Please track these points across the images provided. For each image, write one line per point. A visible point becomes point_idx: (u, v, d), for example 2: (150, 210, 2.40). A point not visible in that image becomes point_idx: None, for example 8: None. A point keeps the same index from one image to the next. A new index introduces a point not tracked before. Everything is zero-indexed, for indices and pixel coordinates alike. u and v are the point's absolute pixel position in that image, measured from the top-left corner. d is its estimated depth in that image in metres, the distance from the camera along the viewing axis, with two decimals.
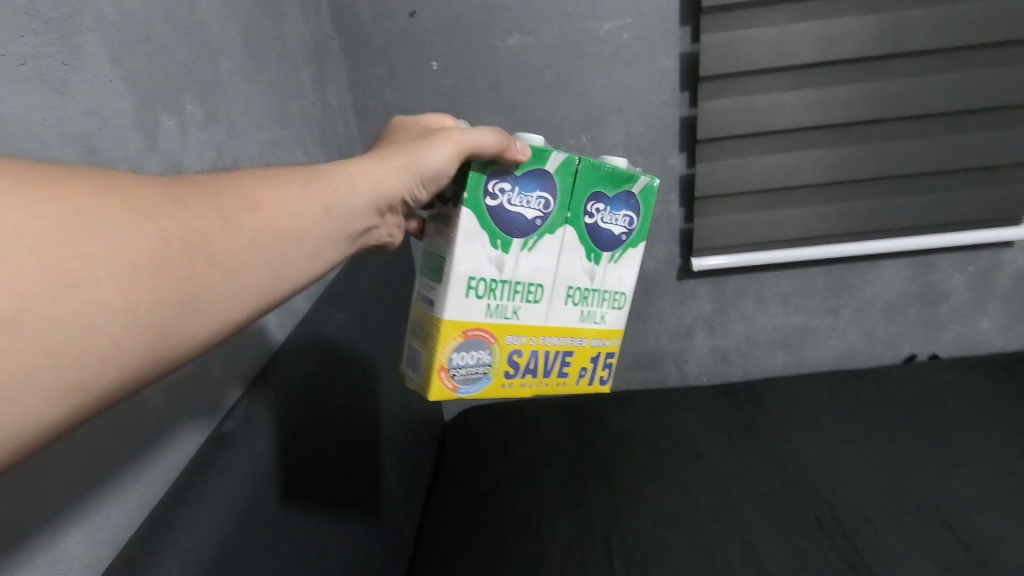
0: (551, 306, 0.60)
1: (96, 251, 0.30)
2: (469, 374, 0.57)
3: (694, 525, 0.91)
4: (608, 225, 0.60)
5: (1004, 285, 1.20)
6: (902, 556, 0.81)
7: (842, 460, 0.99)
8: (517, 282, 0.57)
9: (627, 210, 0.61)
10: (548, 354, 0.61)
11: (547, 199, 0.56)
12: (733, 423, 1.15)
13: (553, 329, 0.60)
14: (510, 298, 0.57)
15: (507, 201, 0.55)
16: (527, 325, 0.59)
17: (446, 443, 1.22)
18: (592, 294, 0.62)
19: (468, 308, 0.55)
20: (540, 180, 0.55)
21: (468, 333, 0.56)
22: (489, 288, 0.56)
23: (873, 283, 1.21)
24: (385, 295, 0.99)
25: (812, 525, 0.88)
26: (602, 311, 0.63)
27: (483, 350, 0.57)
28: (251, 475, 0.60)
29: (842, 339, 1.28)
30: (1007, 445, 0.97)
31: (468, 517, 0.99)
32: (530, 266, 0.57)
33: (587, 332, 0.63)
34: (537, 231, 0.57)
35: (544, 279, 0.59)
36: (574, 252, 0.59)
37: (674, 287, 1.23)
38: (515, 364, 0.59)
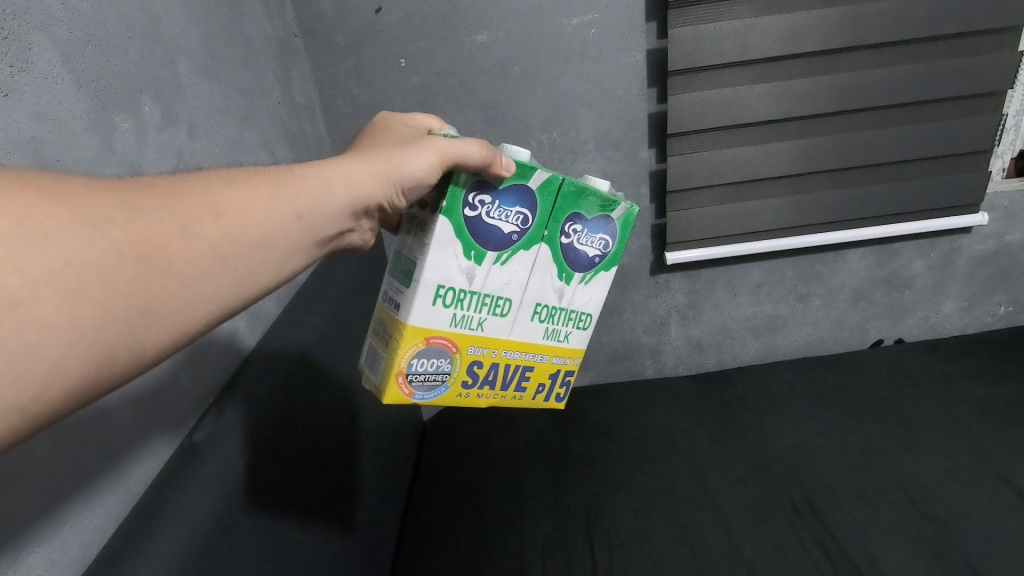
0: (516, 321, 0.60)
1: (38, 268, 0.29)
2: (426, 380, 0.57)
3: (673, 515, 0.92)
4: (584, 247, 0.60)
5: (964, 269, 1.24)
6: (872, 533, 0.83)
7: (814, 444, 1.01)
8: (485, 294, 0.57)
9: (603, 234, 0.61)
10: (509, 368, 0.61)
11: (525, 217, 0.56)
12: (709, 413, 1.16)
13: (516, 343, 0.60)
14: (477, 310, 0.57)
15: (486, 213, 0.54)
16: (490, 338, 0.59)
17: (425, 444, 1.20)
18: (559, 314, 0.62)
19: (433, 315, 0.54)
20: (521, 198, 0.55)
21: (429, 340, 0.55)
22: (456, 297, 0.55)
23: (840, 271, 1.24)
24: (359, 297, 0.97)
25: (787, 508, 0.89)
26: (567, 330, 0.64)
27: (443, 358, 0.57)
28: (219, 487, 0.58)
29: (811, 326, 1.30)
30: (970, 423, 1.00)
31: (448, 518, 0.98)
32: (501, 280, 0.57)
33: (549, 349, 0.63)
34: (513, 245, 0.56)
35: (513, 294, 0.58)
36: (547, 270, 0.59)
37: (648, 280, 1.25)
38: (474, 375, 0.59)
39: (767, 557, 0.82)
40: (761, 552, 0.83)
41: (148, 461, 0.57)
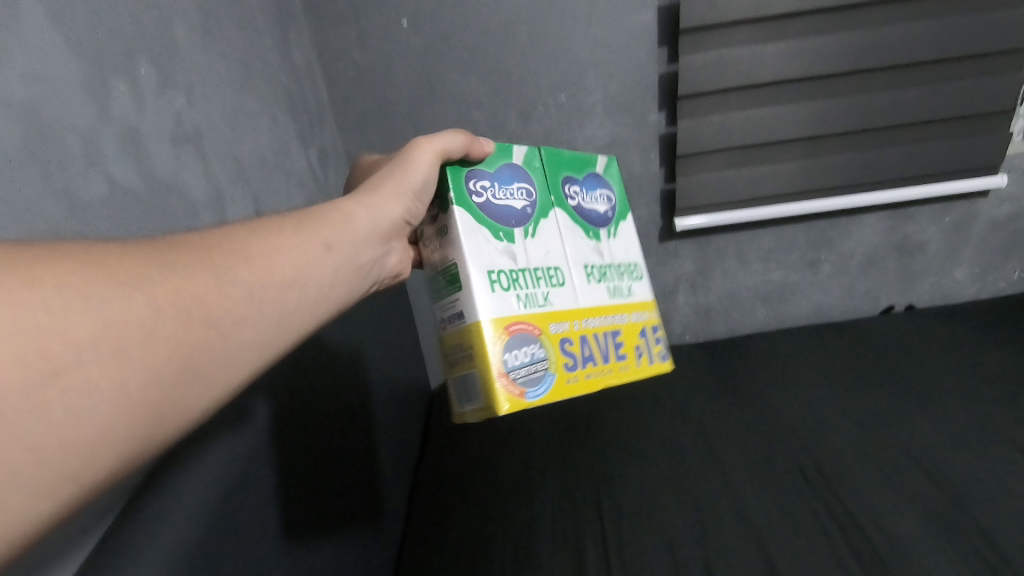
0: (577, 288, 0.58)
1: (81, 332, 0.28)
2: (531, 375, 0.52)
3: (679, 482, 0.92)
4: (591, 205, 0.63)
5: (979, 233, 1.22)
6: (878, 496, 0.83)
7: (823, 412, 1.01)
8: (535, 268, 0.55)
9: (601, 189, 0.64)
10: (597, 336, 0.57)
11: (528, 190, 0.57)
12: (715, 383, 1.16)
13: (591, 313, 0.58)
14: (538, 288, 0.54)
15: (492, 196, 0.54)
16: (564, 312, 0.55)
17: (432, 424, 1.21)
18: (610, 270, 0.62)
19: (503, 303, 0.51)
20: (512, 177, 0.56)
21: (510, 330, 0.51)
22: (513, 279, 0.53)
23: (852, 237, 1.22)
24: None
25: (794, 474, 0.90)
26: (626, 283, 0.63)
27: (533, 345, 0.52)
28: (231, 457, 0.58)
29: (822, 294, 1.29)
30: (984, 389, 0.98)
31: (458, 490, 1.00)
32: (540, 252, 0.56)
33: (623, 307, 0.61)
34: (530, 217, 0.56)
35: (558, 263, 0.57)
36: (575, 236, 0.59)
37: (656, 249, 1.23)
38: (570, 354, 0.55)
39: (772, 522, 0.82)
40: (767, 518, 0.83)
41: None
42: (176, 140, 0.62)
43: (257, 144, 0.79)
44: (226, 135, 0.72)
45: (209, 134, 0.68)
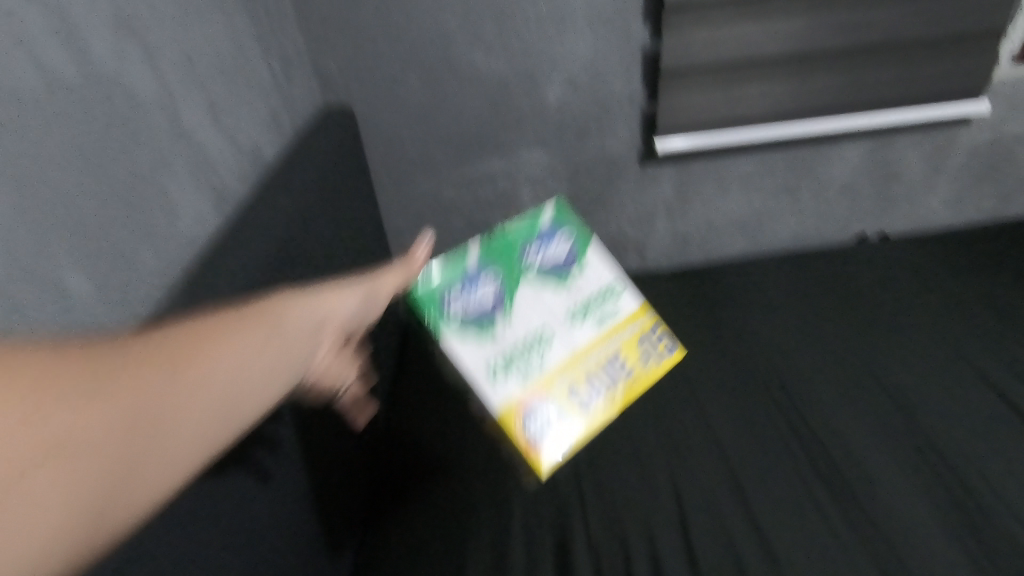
0: (560, 327, 0.83)
1: (26, 446, 0.31)
2: (539, 434, 0.81)
3: (651, 398, 0.95)
4: (551, 257, 0.85)
5: (956, 159, 1.23)
6: (837, 408, 0.89)
7: (791, 332, 1.05)
8: (522, 328, 0.79)
9: (553, 249, 0.85)
10: (587, 363, 0.81)
11: (495, 284, 0.81)
12: (689, 304, 1.16)
13: (580, 351, 0.85)
14: (529, 362, 0.82)
15: (468, 294, 0.79)
16: (552, 369, 0.83)
17: (410, 332, 1.20)
18: (593, 310, 0.86)
19: (506, 396, 0.80)
20: (478, 276, 0.80)
21: (518, 405, 0.80)
22: (504, 365, 0.80)
23: (832, 163, 1.21)
24: (332, 181, 0.92)
25: (761, 389, 0.94)
26: (599, 300, 0.87)
27: (537, 396, 0.77)
28: None
29: (798, 220, 1.29)
30: (946, 314, 1.03)
31: (434, 409, 1.00)
32: (520, 321, 0.79)
33: (600, 327, 0.85)
34: (506, 311, 0.82)
35: (541, 320, 0.81)
36: (553, 297, 0.85)
37: (636, 173, 1.20)
38: (565, 384, 0.76)
39: (738, 435, 0.87)
40: (734, 431, 0.88)
41: None
42: (116, 30, 0.56)
43: (208, 42, 0.73)
44: (173, 29, 0.66)
45: (153, 26, 0.62)
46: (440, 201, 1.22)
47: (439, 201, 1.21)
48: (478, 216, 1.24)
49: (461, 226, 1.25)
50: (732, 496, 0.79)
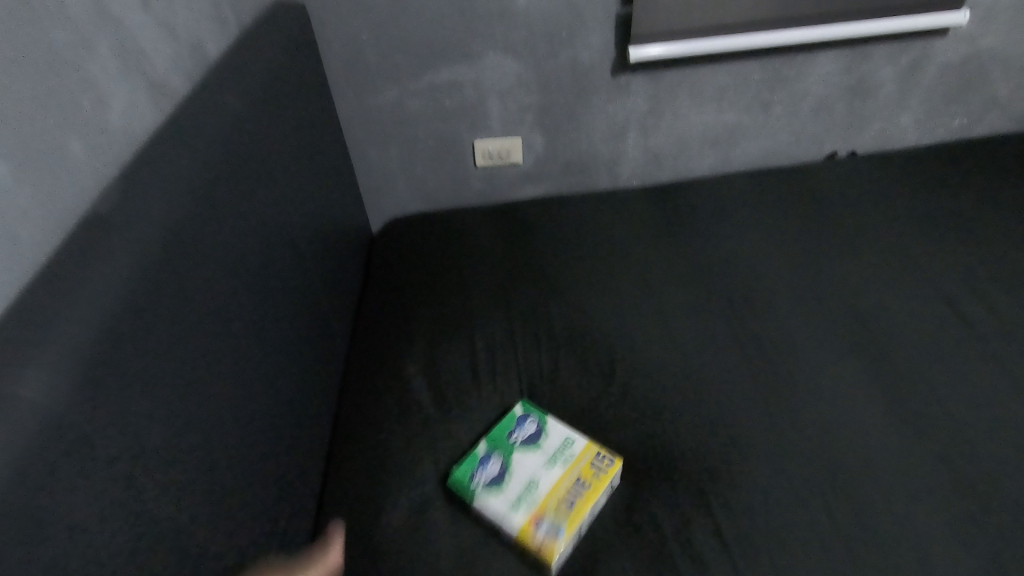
0: (542, 463, 0.73)
1: None
2: (550, 532, 0.66)
3: (616, 310, 0.96)
4: (523, 433, 0.77)
5: (929, 75, 1.22)
6: (793, 317, 0.92)
7: (757, 247, 1.05)
8: (519, 492, 0.70)
9: (528, 425, 0.77)
10: (576, 483, 0.70)
11: (500, 456, 0.74)
12: (658, 221, 1.15)
13: (562, 480, 0.71)
14: (528, 495, 0.70)
15: (480, 474, 0.72)
16: (546, 496, 0.69)
17: (374, 257, 1.17)
18: (553, 439, 0.76)
19: (517, 513, 0.68)
20: (486, 455, 0.74)
21: (528, 522, 0.67)
22: (516, 501, 0.69)
23: (807, 75, 1.19)
24: (285, 82, 0.86)
25: (723, 301, 0.96)
26: (569, 448, 0.74)
27: (545, 524, 0.67)
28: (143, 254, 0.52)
29: (770, 137, 1.27)
30: (911, 231, 1.05)
31: (398, 316, 0.99)
32: (517, 481, 0.71)
33: (580, 452, 0.74)
34: (506, 471, 0.72)
35: (529, 474, 0.72)
36: (530, 458, 0.74)
37: (608, 83, 1.15)
38: (568, 501, 0.69)
39: (700, 344, 0.89)
40: (696, 340, 0.90)
41: None
42: None
43: None
44: None
45: None
46: (403, 112, 1.15)
47: (401, 112, 1.15)
48: (444, 130, 1.18)
49: (426, 141, 1.19)
50: (688, 400, 0.81)
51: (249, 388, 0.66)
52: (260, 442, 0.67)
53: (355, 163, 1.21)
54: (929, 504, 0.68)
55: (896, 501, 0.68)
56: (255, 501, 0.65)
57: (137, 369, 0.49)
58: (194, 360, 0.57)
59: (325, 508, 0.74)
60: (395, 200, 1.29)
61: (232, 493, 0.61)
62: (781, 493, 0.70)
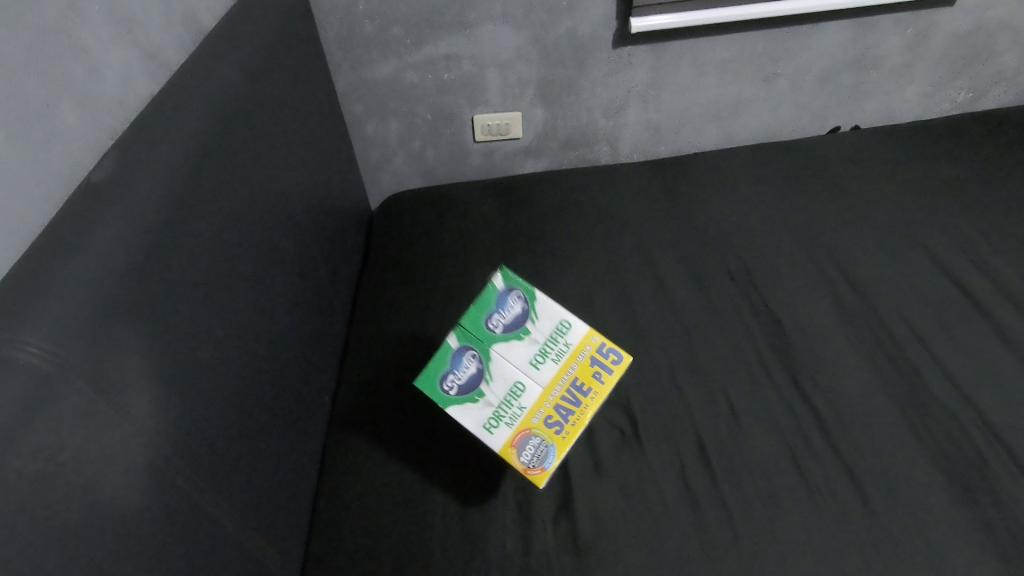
0: (529, 361, 0.58)
1: None
2: (535, 456, 0.57)
3: (617, 284, 0.96)
4: (506, 317, 0.58)
5: (935, 47, 1.20)
6: (795, 293, 0.92)
7: (758, 221, 1.05)
8: (505, 403, 0.57)
9: (512, 305, 0.58)
10: (568, 395, 0.58)
11: (474, 348, 0.57)
12: (659, 194, 1.14)
13: (552, 387, 0.58)
14: (512, 408, 0.57)
15: (455, 376, 0.57)
16: (532, 411, 0.57)
17: (373, 232, 1.17)
18: (543, 318, 0.58)
19: (498, 434, 0.57)
20: (457, 352, 0.58)
21: (510, 445, 0.57)
22: (496, 417, 0.57)
23: (811, 47, 1.17)
24: (280, 53, 0.85)
25: (724, 276, 0.95)
26: (562, 336, 0.58)
27: (534, 442, 0.57)
28: (144, 221, 0.52)
29: (772, 110, 1.26)
30: (913, 204, 1.04)
31: (397, 291, 0.99)
32: (499, 386, 0.57)
33: (571, 348, 0.59)
34: (485, 372, 0.57)
35: (513, 375, 0.57)
36: (514, 350, 0.58)
37: (609, 55, 1.13)
38: (558, 417, 0.57)
39: (700, 318, 0.89)
40: (697, 314, 0.90)
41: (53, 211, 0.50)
42: None
43: None
44: None
45: None
46: (402, 85, 1.13)
47: (400, 85, 1.13)
48: (444, 103, 1.17)
49: (425, 114, 1.18)
50: (688, 372, 0.82)
51: (254, 360, 0.66)
52: (266, 414, 0.68)
53: (353, 137, 1.20)
54: (925, 472, 0.69)
55: (892, 470, 0.69)
56: (264, 472, 0.66)
57: (150, 337, 0.49)
58: (200, 332, 0.57)
59: (332, 480, 0.76)
60: (394, 174, 1.28)
61: (240, 465, 0.62)
62: (780, 464, 0.71)
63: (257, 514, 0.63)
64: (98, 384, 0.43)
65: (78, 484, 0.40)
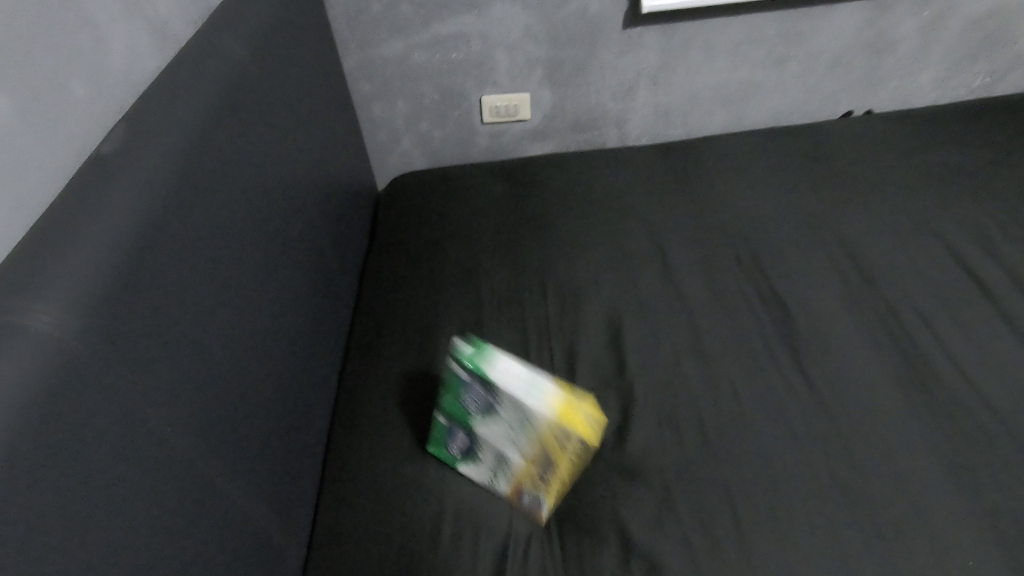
0: (498, 430, 0.65)
1: None
2: (534, 502, 0.68)
3: (624, 267, 0.96)
4: (473, 400, 0.64)
5: (951, 30, 1.18)
6: (802, 278, 0.91)
7: (767, 205, 1.04)
8: (493, 466, 0.68)
9: (474, 389, 0.64)
10: (542, 456, 0.64)
11: (460, 425, 0.67)
12: (667, 177, 1.13)
13: (527, 452, 0.65)
14: (500, 467, 0.67)
15: (453, 443, 0.70)
16: (519, 471, 0.66)
17: (379, 213, 1.17)
18: (506, 401, 0.62)
19: (498, 484, 0.69)
20: (449, 426, 0.69)
21: (511, 490, 0.69)
22: (493, 474, 0.69)
23: (824, 30, 1.15)
24: (288, 31, 0.84)
25: (732, 261, 0.95)
26: (520, 412, 0.62)
27: (529, 496, 0.68)
28: (159, 195, 0.52)
29: (784, 94, 1.25)
30: (925, 190, 1.03)
31: (403, 272, 0.99)
32: (485, 452, 0.67)
33: (532, 423, 0.62)
34: (473, 442, 0.68)
35: (491, 444, 0.66)
36: (489, 425, 0.65)
37: (619, 37, 1.12)
38: (541, 474, 0.66)
39: (706, 302, 0.89)
40: (703, 298, 0.90)
41: (63, 185, 0.50)
42: None
43: None
44: None
45: None
46: (409, 66, 1.13)
47: (407, 65, 1.12)
48: (451, 84, 1.16)
49: (433, 95, 1.17)
50: (693, 356, 0.82)
51: (262, 335, 0.67)
52: (274, 390, 0.69)
53: (360, 118, 1.20)
54: (928, 458, 0.69)
55: (895, 455, 0.70)
56: (271, 446, 0.67)
57: (157, 311, 0.50)
58: (211, 310, 0.57)
59: (338, 457, 0.76)
60: (401, 154, 1.28)
61: (250, 439, 0.63)
62: (783, 447, 0.71)
63: (264, 487, 0.64)
64: (111, 353, 0.44)
65: (94, 454, 0.41)
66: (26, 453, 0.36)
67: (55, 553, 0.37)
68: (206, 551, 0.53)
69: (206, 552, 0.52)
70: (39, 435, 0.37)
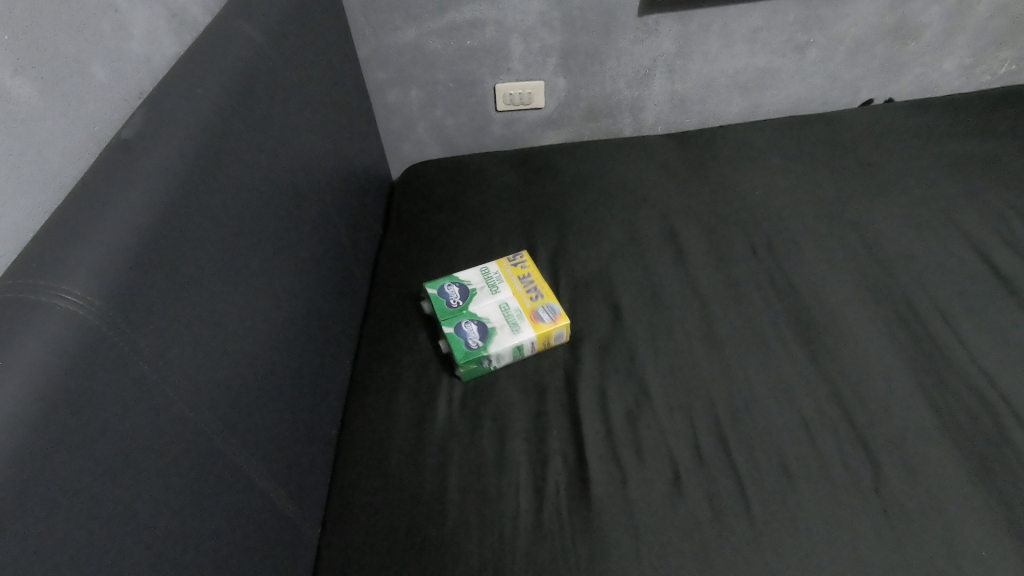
0: (489, 297, 0.86)
1: None
2: (547, 313, 0.83)
3: (637, 254, 0.95)
4: (454, 294, 0.86)
5: (978, 16, 1.15)
6: (816, 267, 0.90)
7: (782, 193, 1.03)
8: (507, 320, 0.82)
9: (451, 290, 0.87)
10: (525, 286, 0.88)
11: (465, 318, 0.82)
12: (682, 165, 1.13)
13: (518, 294, 0.87)
14: (514, 318, 0.83)
15: (471, 335, 0.80)
16: (521, 308, 0.84)
17: (393, 200, 1.17)
18: (474, 282, 0.88)
19: (524, 329, 0.81)
20: (458, 325, 0.81)
21: (534, 322, 0.82)
22: (513, 325, 0.82)
23: (846, 16, 1.13)
24: (305, 19, 0.85)
25: (746, 249, 0.94)
26: (493, 280, 0.89)
27: (543, 312, 0.84)
28: (174, 179, 0.52)
29: (803, 82, 1.23)
30: (946, 179, 1.01)
31: (417, 258, 1.00)
32: (494, 315, 0.83)
33: (505, 280, 0.89)
34: (483, 321, 0.82)
35: (491, 309, 0.84)
36: (482, 299, 0.86)
37: (636, 24, 1.10)
38: (533, 295, 0.87)
39: (719, 290, 0.89)
40: (716, 286, 0.89)
41: (84, 168, 0.52)
42: None
43: None
44: None
45: None
46: (424, 53, 1.12)
47: (422, 53, 1.12)
48: (466, 71, 1.16)
49: (447, 82, 1.17)
50: (705, 344, 0.82)
51: (278, 320, 0.68)
52: (289, 373, 0.70)
53: (375, 106, 1.20)
54: (943, 450, 0.68)
55: (909, 446, 0.69)
56: (286, 429, 0.68)
57: (175, 294, 0.50)
58: (228, 292, 0.58)
59: (352, 440, 0.78)
60: (415, 142, 1.28)
61: (266, 420, 0.64)
62: (794, 437, 0.71)
63: (279, 468, 0.65)
64: (127, 331, 0.45)
65: (111, 435, 0.42)
66: (40, 435, 0.37)
67: (69, 530, 0.38)
68: (222, 530, 0.54)
69: (222, 532, 0.53)
70: (53, 420, 0.38)
